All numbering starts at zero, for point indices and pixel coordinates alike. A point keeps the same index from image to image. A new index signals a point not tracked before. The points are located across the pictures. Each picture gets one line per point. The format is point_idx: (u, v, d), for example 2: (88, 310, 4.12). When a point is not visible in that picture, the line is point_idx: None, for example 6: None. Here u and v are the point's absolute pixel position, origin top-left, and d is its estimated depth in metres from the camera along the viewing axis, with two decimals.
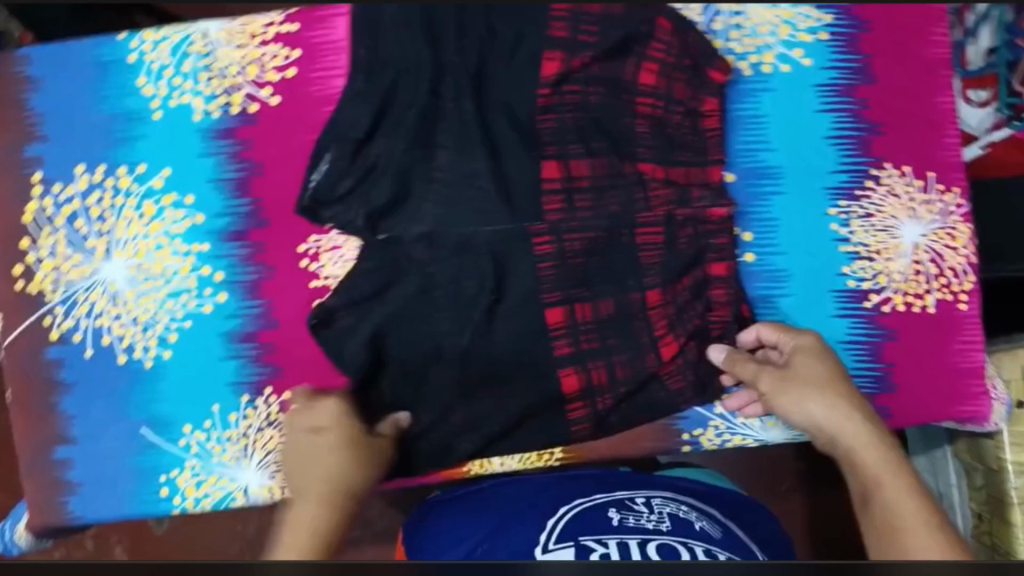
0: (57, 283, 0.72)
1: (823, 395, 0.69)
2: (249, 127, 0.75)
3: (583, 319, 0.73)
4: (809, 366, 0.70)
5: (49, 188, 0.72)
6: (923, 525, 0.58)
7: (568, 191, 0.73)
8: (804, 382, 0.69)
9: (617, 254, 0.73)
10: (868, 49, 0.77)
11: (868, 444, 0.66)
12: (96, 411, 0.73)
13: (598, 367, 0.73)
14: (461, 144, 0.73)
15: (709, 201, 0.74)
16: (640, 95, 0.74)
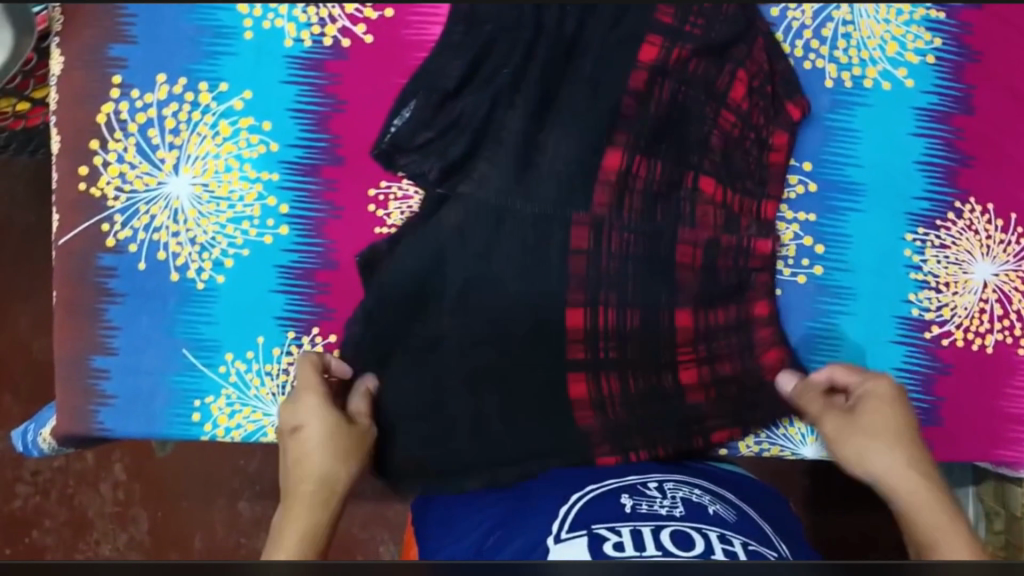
0: (119, 191, 0.71)
1: (877, 425, 0.67)
2: (339, 61, 0.72)
3: (606, 328, 0.71)
4: (877, 403, 0.68)
5: (128, 93, 0.71)
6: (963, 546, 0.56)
7: (623, 189, 0.69)
8: (870, 431, 0.67)
9: (654, 270, 0.71)
10: (974, 79, 0.71)
11: (909, 478, 0.64)
12: (141, 325, 0.72)
13: (611, 377, 0.72)
14: (539, 115, 0.69)
15: (755, 232, 0.71)
16: (725, 107, 0.70)
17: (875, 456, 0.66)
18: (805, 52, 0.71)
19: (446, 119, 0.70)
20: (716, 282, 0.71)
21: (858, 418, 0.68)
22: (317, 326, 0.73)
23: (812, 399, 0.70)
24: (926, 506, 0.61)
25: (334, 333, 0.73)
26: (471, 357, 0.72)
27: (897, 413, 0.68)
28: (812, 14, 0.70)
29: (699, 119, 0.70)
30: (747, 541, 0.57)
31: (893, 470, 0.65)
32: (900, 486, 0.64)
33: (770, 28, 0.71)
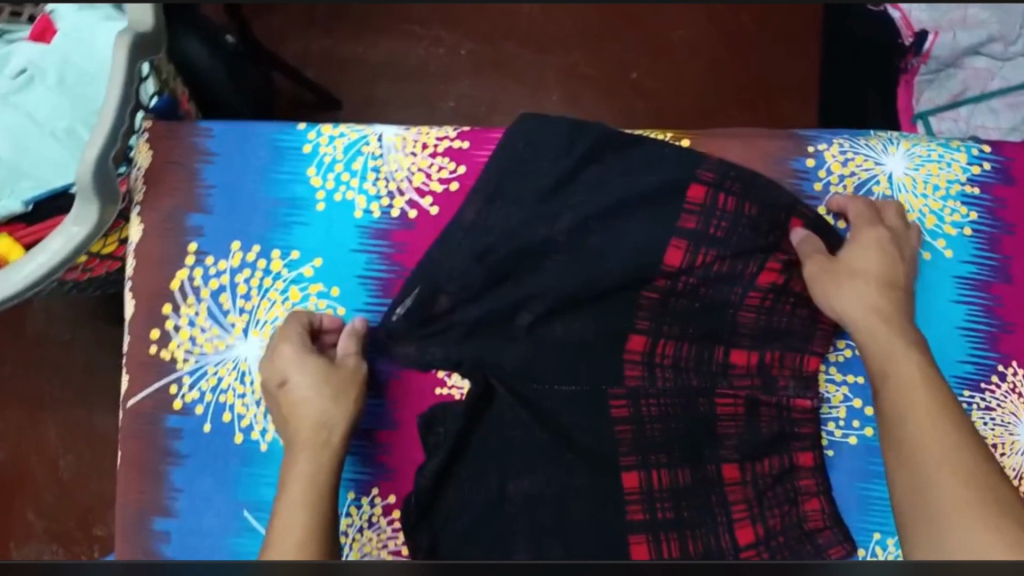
0: (189, 353, 0.74)
1: (873, 364, 0.68)
2: (405, 231, 0.75)
3: (658, 487, 0.72)
4: (842, 285, 0.71)
5: (202, 259, 0.74)
6: (977, 523, 0.53)
7: (649, 365, 0.75)
8: (849, 273, 0.71)
9: (697, 426, 0.74)
10: (1009, 251, 0.75)
11: (909, 384, 0.65)
12: (202, 485, 0.73)
13: (669, 539, 0.71)
14: (578, 282, 0.75)
15: (794, 391, 0.74)
16: (753, 289, 0.75)
17: (843, 298, 0.71)
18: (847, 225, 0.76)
19: (512, 291, 0.76)
20: (765, 450, 0.74)
21: (849, 324, 0.70)
22: (377, 487, 0.74)
23: (813, 247, 0.73)
24: (926, 453, 0.60)
25: (393, 493, 0.74)
26: (521, 520, 0.71)
27: (892, 335, 0.68)
28: (853, 189, 0.76)
29: (728, 297, 0.75)
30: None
31: (886, 359, 0.67)
32: (911, 444, 0.61)
33: (813, 201, 0.76)
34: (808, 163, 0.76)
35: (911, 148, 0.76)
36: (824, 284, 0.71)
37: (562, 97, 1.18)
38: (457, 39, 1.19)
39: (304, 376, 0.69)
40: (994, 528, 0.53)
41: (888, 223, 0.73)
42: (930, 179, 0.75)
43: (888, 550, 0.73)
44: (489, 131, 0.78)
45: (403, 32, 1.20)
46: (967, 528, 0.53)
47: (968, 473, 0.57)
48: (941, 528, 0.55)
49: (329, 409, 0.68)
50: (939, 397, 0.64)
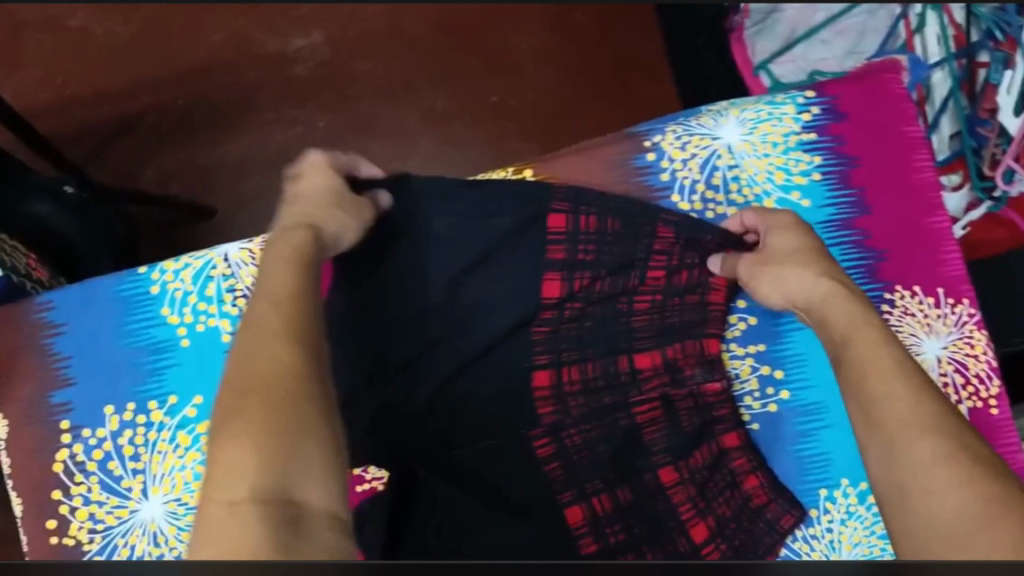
0: (93, 532, 0.70)
1: (833, 334, 0.63)
2: None
3: (602, 512, 0.70)
4: (781, 273, 0.69)
5: (79, 433, 0.71)
6: (949, 488, 0.48)
7: (560, 396, 0.73)
8: (779, 260, 0.70)
9: (625, 440, 0.72)
10: (860, 183, 0.76)
11: (871, 349, 0.60)
12: None
13: (629, 561, 0.68)
14: (469, 335, 0.74)
15: (703, 376, 0.74)
16: (636, 293, 0.75)
17: (791, 278, 0.68)
18: (704, 204, 0.76)
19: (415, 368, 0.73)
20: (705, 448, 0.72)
21: (802, 302, 0.68)
22: None
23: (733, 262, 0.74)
24: (897, 417, 0.54)
25: None
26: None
27: (843, 304, 0.65)
28: (699, 169, 0.76)
29: (616, 310, 0.75)
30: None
31: (845, 329, 0.62)
32: (874, 408, 0.56)
33: (664, 192, 0.76)
34: (649, 158, 0.77)
35: (740, 114, 0.77)
36: (768, 276, 0.70)
37: (429, 139, 1.09)
38: (310, 113, 1.08)
39: (324, 178, 0.73)
40: (970, 495, 0.47)
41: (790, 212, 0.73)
42: (767, 138, 0.76)
43: (839, 502, 0.73)
44: None
45: (253, 124, 1.08)
46: (942, 490, 0.48)
47: (939, 433, 0.52)
48: (917, 500, 0.49)
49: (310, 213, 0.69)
50: (901, 362, 0.58)
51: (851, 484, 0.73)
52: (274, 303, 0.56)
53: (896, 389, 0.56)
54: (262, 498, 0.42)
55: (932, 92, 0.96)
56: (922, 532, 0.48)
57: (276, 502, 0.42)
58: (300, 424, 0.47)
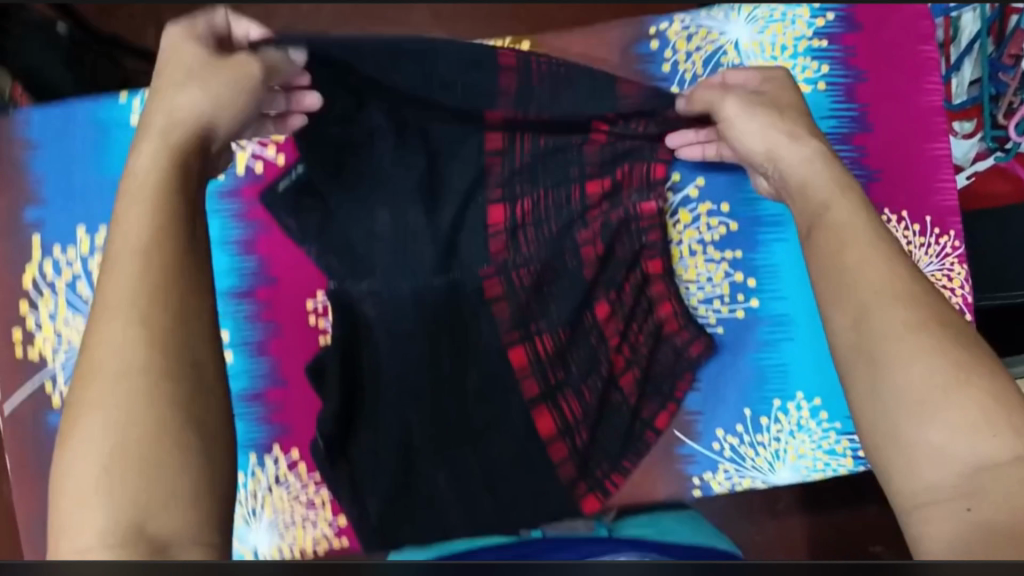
0: (58, 348, 0.71)
1: (812, 193, 0.63)
2: (255, 185, 0.73)
3: (544, 354, 0.73)
4: (765, 119, 0.66)
5: (49, 252, 0.71)
6: (923, 352, 0.51)
7: (512, 230, 0.74)
8: (768, 107, 0.67)
9: (569, 285, 0.74)
10: (865, 99, 0.74)
11: (851, 218, 0.60)
12: None
13: (568, 400, 0.73)
14: (430, 183, 0.74)
15: (639, 197, 0.74)
16: (593, 121, 0.74)
17: (776, 140, 0.65)
18: None
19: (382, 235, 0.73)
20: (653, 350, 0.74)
21: (781, 159, 0.65)
22: (278, 444, 0.74)
23: (707, 96, 0.71)
24: (868, 285, 0.55)
25: (295, 447, 0.74)
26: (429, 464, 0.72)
27: (823, 162, 0.64)
28: (701, 64, 0.74)
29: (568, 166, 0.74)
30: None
31: (825, 198, 0.62)
32: (851, 274, 0.57)
33: (663, 82, 0.74)
34: (651, 46, 0.74)
35: (753, 10, 0.74)
36: (750, 122, 0.67)
37: None
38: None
39: (194, 60, 0.63)
40: (945, 359, 0.50)
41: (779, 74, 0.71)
42: (777, 40, 0.74)
43: (790, 414, 0.74)
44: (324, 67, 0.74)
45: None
46: (915, 356, 0.51)
47: (905, 297, 0.54)
48: (883, 360, 0.52)
49: (224, 113, 0.63)
50: (876, 227, 0.59)
51: (805, 398, 0.74)
52: (135, 287, 0.49)
53: (872, 258, 0.57)
54: (119, 540, 0.41)
55: (961, 34, 0.88)
56: (886, 395, 0.51)
57: (129, 540, 0.41)
58: (163, 442, 0.45)
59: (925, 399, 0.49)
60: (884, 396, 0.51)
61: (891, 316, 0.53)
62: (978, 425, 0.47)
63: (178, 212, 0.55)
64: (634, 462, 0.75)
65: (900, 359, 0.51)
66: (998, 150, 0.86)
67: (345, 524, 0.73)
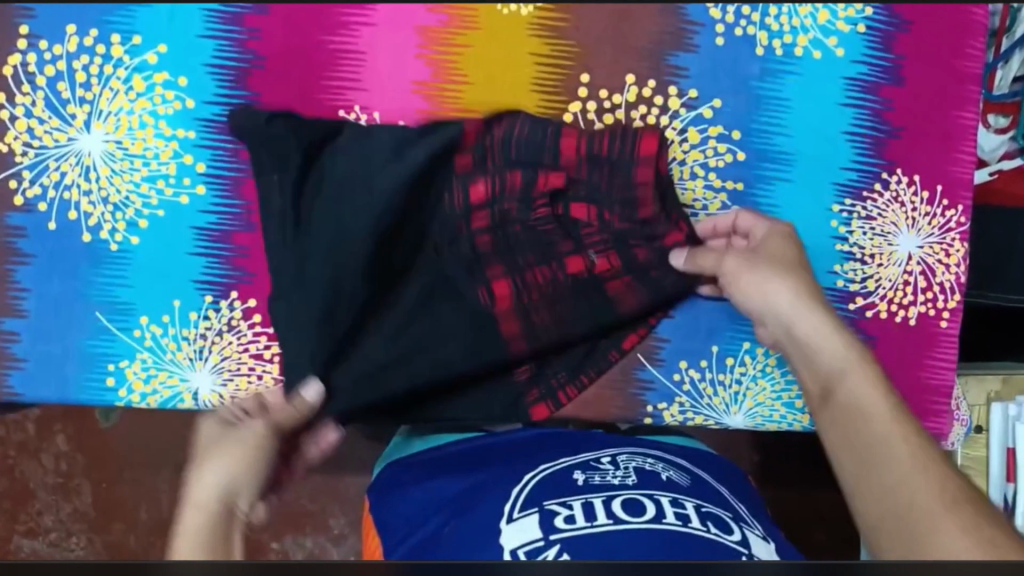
0: (27, 146, 0.69)
1: (823, 362, 0.68)
2: (260, 16, 0.69)
3: (523, 255, 0.71)
4: (775, 274, 0.70)
5: (35, 45, 0.68)
6: (954, 526, 0.51)
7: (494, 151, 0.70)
8: (775, 262, 0.70)
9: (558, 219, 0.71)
10: (903, 51, 0.71)
11: (868, 389, 0.66)
12: (52, 288, 0.71)
13: (537, 307, 0.71)
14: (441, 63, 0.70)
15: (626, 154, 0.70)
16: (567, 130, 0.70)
17: (775, 289, 0.69)
18: (735, 18, 0.70)
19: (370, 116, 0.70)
20: (636, 274, 0.72)
21: (792, 322, 0.69)
22: (237, 291, 0.71)
23: (708, 258, 0.71)
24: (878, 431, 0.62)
25: (254, 297, 0.71)
26: (379, 345, 0.69)
27: (836, 326, 0.70)
28: None
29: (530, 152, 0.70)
30: (700, 504, 0.56)
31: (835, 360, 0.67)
32: (864, 428, 0.64)
33: None
34: None
35: None
36: (754, 276, 0.70)
37: None
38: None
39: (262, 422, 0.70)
40: (964, 515, 0.52)
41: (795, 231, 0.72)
42: None
43: (757, 359, 0.72)
44: None
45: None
46: (949, 526, 0.51)
47: (921, 458, 0.59)
48: (930, 525, 0.52)
49: (246, 478, 0.69)
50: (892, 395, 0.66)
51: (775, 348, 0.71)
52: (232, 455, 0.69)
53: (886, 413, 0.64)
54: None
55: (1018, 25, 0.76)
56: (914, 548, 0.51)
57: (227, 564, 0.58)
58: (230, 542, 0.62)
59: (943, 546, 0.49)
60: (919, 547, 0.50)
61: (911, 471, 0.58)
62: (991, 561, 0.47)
63: (275, 444, 0.71)
64: (593, 377, 0.73)
65: (932, 521, 0.52)
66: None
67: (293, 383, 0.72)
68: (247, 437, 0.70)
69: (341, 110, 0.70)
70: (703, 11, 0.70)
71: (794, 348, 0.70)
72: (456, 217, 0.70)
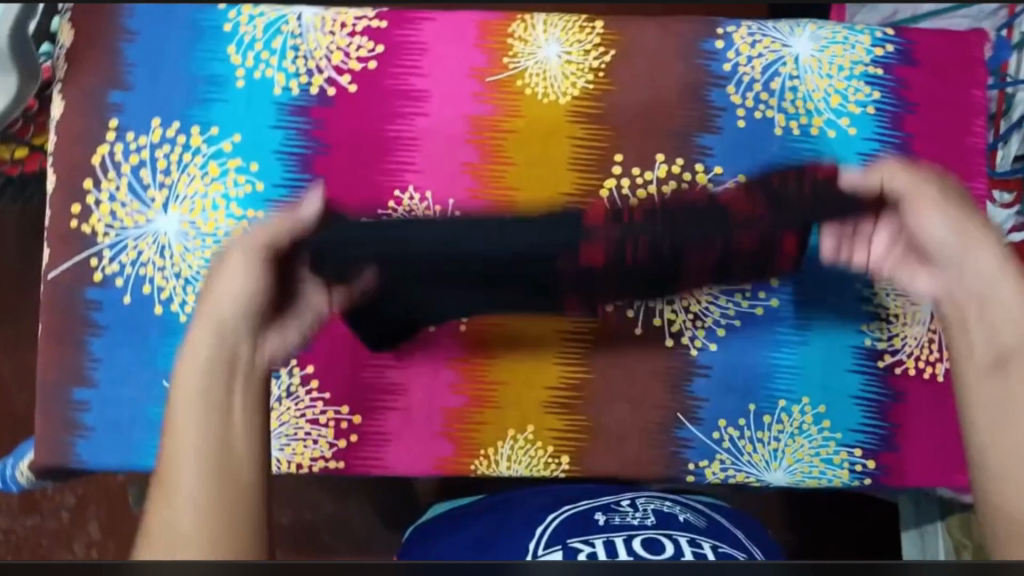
0: (109, 227, 0.75)
1: (978, 276, 0.72)
2: (324, 108, 0.76)
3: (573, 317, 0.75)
4: (934, 207, 0.73)
5: (122, 135, 0.75)
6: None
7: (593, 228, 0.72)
8: (926, 199, 0.73)
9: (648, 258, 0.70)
10: (911, 129, 0.77)
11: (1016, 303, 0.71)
12: (122, 358, 0.75)
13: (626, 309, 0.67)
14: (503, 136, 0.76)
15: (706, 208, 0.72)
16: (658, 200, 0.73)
17: (931, 216, 0.72)
18: (754, 103, 0.77)
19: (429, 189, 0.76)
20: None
21: (959, 269, 0.72)
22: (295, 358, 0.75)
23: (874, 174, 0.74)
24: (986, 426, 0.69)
25: (311, 363, 0.75)
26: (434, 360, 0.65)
27: (981, 251, 0.72)
28: (760, 70, 0.78)
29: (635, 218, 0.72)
30: (717, 544, 0.57)
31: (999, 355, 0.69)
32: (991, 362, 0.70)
33: (722, 81, 0.77)
34: (716, 45, 0.78)
35: (817, 30, 0.78)
36: (926, 199, 0.73)
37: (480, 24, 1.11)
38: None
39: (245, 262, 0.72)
40: None
41: (955, 196, 0.74)
42: (834, 61, 0.78)
43: (793, 416, 0.75)
44: (410, 10, 0.78)
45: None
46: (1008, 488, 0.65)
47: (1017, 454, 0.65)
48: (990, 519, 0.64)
49: (237, 308, 0.71)
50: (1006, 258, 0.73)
51: (810, 404, 0.75)
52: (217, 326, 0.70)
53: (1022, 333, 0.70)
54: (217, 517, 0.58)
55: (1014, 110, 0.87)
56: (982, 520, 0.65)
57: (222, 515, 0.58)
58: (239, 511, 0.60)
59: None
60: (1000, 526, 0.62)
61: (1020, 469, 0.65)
62: None
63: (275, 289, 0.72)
64: (635, 435, 0.76)
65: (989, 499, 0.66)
66: None
67: (360, 423, 0.76)
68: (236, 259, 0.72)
69: (394, 192, 0.76)
70: (725, 97, 0.77)
71: (955, 300, 0.73)
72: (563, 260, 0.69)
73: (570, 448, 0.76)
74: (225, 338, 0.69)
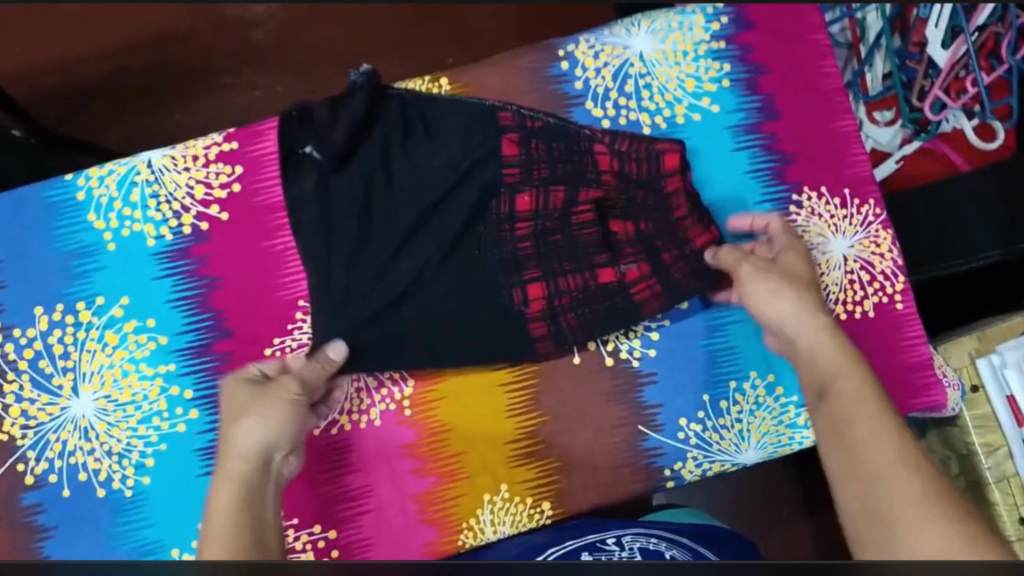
0: (25, 428, 0.73)
1: (821, 367, 0.63)
2: (203, 244, 0.75)
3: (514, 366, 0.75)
4: (779, 290, 0.68)
5: (10, 334, 0.73)
6: (931, 517, 0.46)
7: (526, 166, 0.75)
8: (788, 274, 0.70)
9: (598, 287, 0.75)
10: (767, 89, 0.80)
11: (858, 384, 0.61)
12: (81, 551, 0.71)
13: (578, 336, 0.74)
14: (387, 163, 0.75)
15: (626, 197, 0.76)
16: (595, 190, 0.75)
17: (786, 300, 0.68)
18: (616, 111, 0.79)
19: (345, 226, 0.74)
20: (660, 274, 0.74)
21: (789, 336, 0.68)
22: None
23: (730, 256, 0.72)
24: (848, 394, 0.60)
25: None
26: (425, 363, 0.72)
27: (829, 340, 0.65)
28: (611, 77, 0.79)
29: (566, 237, 0.75)
30: None
31: (851, 415, 0.58)
32: (853, 427, 0.57)
33: (579, 99, 0.79)
34: (563, 67, 0.80)
35: (651, 24, 0.81)
36: (763, 289, 0.68)
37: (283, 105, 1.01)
38: (269, 76, 1.01)
39: (281, 393, 0.65)
40: (944, 521, 0.46)
41: (790, 278, 0.70)
42: (677, 48, 0.80)
43: (748, 393, 0.75)
44: (255, 123, 0.77)
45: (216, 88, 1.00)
46: (926, 521, 0.46)
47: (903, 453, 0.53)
48: (893, 526, 0.47)
49: (280, 434, 0.63)
50: (813, 296, 0.69)
51: (760, 376, 0.75)
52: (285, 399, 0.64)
53: (865, 403, 0.59)
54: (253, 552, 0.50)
55: (868, 33, 1.01)
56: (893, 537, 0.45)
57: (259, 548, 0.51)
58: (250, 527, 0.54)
59: (913, 510, 0.48)
60: (893, 520, 0.47)
61: (883, 441, 0.54)
62: (962, 544, 0.44)
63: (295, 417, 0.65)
64: (607, 461, 0.75)
65: (905, 515, 0.47)
66: (921, 132, 0.98)
67: (337, 536, 0.72)
68: (278, 396, 0.64)
69: (300, 304, 0.75)
70: (587, 113, 0.79)
71: (799, 357, 0.66)
72: (501, 219, 0.74)
73: (548, 493, 0.74)
74: (251, 474, 0.60)
